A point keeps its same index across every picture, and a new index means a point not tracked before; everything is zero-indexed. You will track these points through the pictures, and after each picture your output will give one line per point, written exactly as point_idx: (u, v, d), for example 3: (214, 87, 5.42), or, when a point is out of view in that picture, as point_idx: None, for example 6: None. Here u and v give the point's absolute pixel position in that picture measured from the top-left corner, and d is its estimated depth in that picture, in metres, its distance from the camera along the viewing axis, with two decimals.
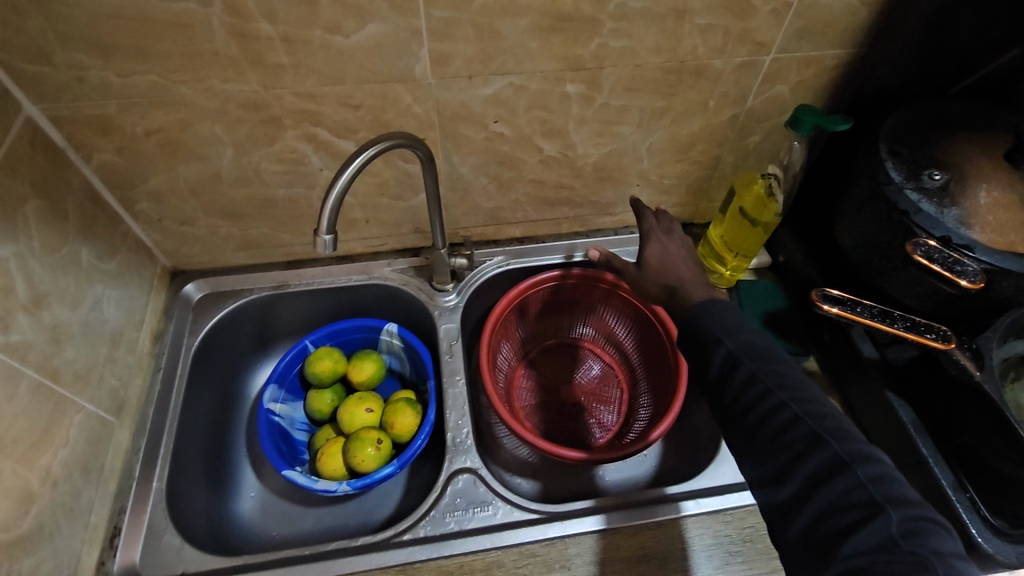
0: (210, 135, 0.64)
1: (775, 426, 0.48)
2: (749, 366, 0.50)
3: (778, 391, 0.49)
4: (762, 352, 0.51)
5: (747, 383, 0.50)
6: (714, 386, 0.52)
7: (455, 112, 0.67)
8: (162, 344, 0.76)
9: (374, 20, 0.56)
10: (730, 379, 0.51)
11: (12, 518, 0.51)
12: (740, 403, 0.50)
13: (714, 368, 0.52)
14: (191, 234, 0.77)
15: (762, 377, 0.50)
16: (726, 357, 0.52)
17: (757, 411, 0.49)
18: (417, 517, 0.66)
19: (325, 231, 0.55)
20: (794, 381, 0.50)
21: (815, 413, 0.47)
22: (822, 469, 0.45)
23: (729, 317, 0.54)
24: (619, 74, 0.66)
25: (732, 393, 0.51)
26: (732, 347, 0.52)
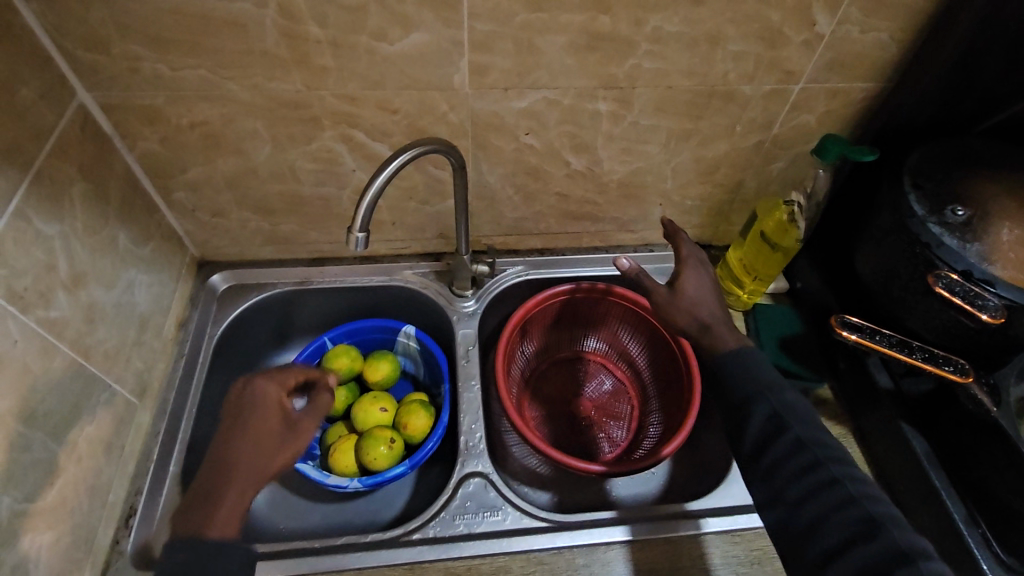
0: (251, 131, 0.67)
1: (826, 501, 0.50)
2: (795, 432, 0.53)
3: (832, 465, 0.51)
4: (804, 416, 0.54)
5: (794, 451, 0.52)
6: (752, 453, 0.54)
7: (488, 122, 0.69)
8: (186, 331, 0.78)
9: (419, 30, 0.58)
10: (777, 439, 0.53)
11: (37, 489, 0.52)
12: (786, 470, 0.52)
13: (756, 430, 0.54)
14: (222, 225, 0.79)
15: (810, 447, 0.52)
16: (773, 417, 0.54)
17: (806, 481, 0.51)
18: (427, 518, 0.66)
19: (359, 229, 0.56)
20: (836, 452, 0.53)
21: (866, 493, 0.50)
22: (879, 552, 0.46)
23: (763, 371, 0.57)
24: (650, 94, 0.68)
25: (778, 458, 0.53)
26: (778, 408, 0.54)
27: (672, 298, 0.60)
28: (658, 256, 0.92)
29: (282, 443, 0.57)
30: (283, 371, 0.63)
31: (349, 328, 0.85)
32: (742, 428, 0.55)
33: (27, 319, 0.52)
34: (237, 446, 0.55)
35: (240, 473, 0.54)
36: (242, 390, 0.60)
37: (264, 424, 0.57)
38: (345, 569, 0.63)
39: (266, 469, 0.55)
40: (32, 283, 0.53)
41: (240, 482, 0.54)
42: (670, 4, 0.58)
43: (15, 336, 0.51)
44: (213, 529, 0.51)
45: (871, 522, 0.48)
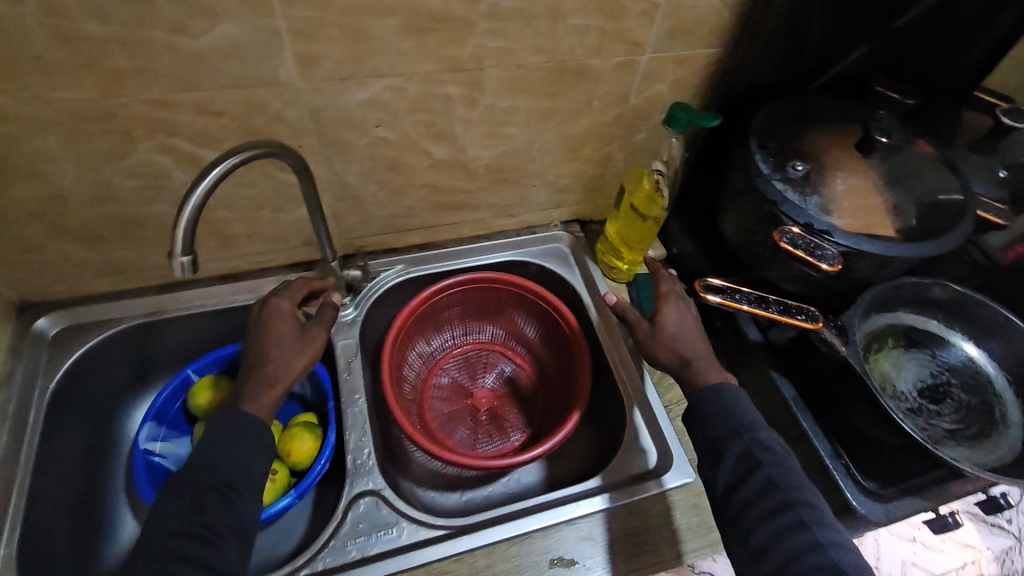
0: (45, 151, 0.57)
1: (792, 540, 0.52)
2: (765, 470, 0.56)
3: (803, 508, 0.54)
4: (779, 457, 0.57)
5: (763, 492, 0.55)
6: (722, 495, 0.57)
7: (332, 117, 0.63)
8: (8, 389, 0.67)
9: (225, 21, 0.51)
10: (747, 480, 0.56)
11: None
12: (753, 512, 0.54)
13: (728, 468, 0.57)
14: (39, 261, 0.68)
15: (783, 489, 0.55)
16: (744, 454, 0.57)
17: (774, 522, 0.53)
18: (315, 550, 0.62)
19: (181, 252, 0.49)
20: (810, 496, 0.55)
21: (839, 542, 0.52)
22: None
23: (733, 409, 0.60)
24: (501, 75, 0.65)
25: (747, 499, 0.55)
26: (749, 445, 0.57)
27: (654, 334, 0.67)
28: (541, 237, 0.91)
29: (300, 346, 0.62)
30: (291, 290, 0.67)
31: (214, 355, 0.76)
32: (717, 465, 0.58)
33: None
34: (263, 350, 0.60)
35: (270, 368, 0.59)
36: (258, 308, 0.64)
37: (280, 331, 0.62)
38: None
39: (287, 371, 0.60)
40: None
41: (267, 375, 0.59)
42: None
43: None
44: (249, 406, 0.56)
45: (835, 567, 0.50)
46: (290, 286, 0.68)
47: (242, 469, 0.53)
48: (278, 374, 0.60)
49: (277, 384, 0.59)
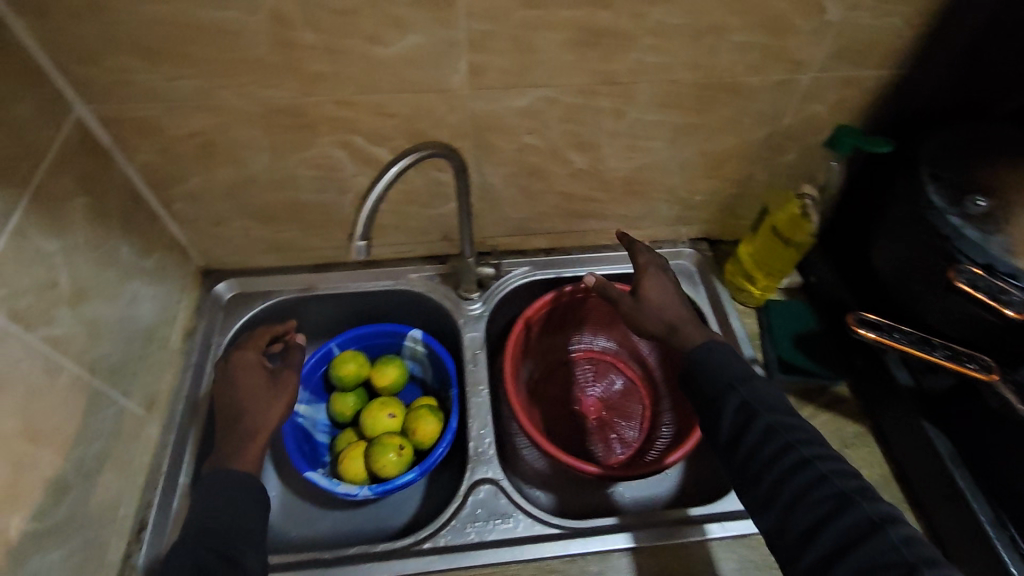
0: (248, 140, 0.65)
1: (799, 480, 0.51)
2: (763, 418, 0.55)
3: (803, 447, 0.53)
4: (772, 404, 0.56)
5: (764, 436, 0.54)
6: (728, 444, 0.56)
7: (489, 123, 0.67)
8: (192, 340, 0.77)
9: (413, 32, 0.57)
10: (749, 428, 0.55)
11: (46, 507, 0.51)
12: (761, 456, 0.53)
13: (728, 419, 0.56)
14: (224, 234, 0.78)
15: (782, 434, 0.53)
16: (741, 406, 0.56)
17: (781, 466, 0.52)
18: (437, 526, 0.66)
19: (360, 236, 0.56)
20: (804, 432, 0.54)
21: (839, 472, 0.51)
22: (856, 526, 0.47)
23: (727, 365, 0.59)
24: (654, 90, 0.66)
25: (747, 446, 0.54)
26: (745, 397, 0.56)
27: (639, 305, 0.65)
28: (667, 253, 0.90)
29: (275, 394, 0.68)
30: (250, 343, 0.71)
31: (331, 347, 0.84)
32: (717, 420, 0.57)
33: (29, 339, 0.51)
34: (239, 404, 0.66)
35: (244, 424, 0.64)
36: (224, 364, 0.69)
37: (253, 383, 0.68)
38: None
39: (266, 421, 0.65)
40: (32, 301, 0.52)
41: (246, 429, 0.64)
42: None
43: (17, 357, 0.49)
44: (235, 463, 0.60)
45: (844, 497, 0.49)
46: (252, 337, 0.72)
47: (237, 525, 0.55)
48: (257, 425, 0.64)
49: (257, 437, 0.64)
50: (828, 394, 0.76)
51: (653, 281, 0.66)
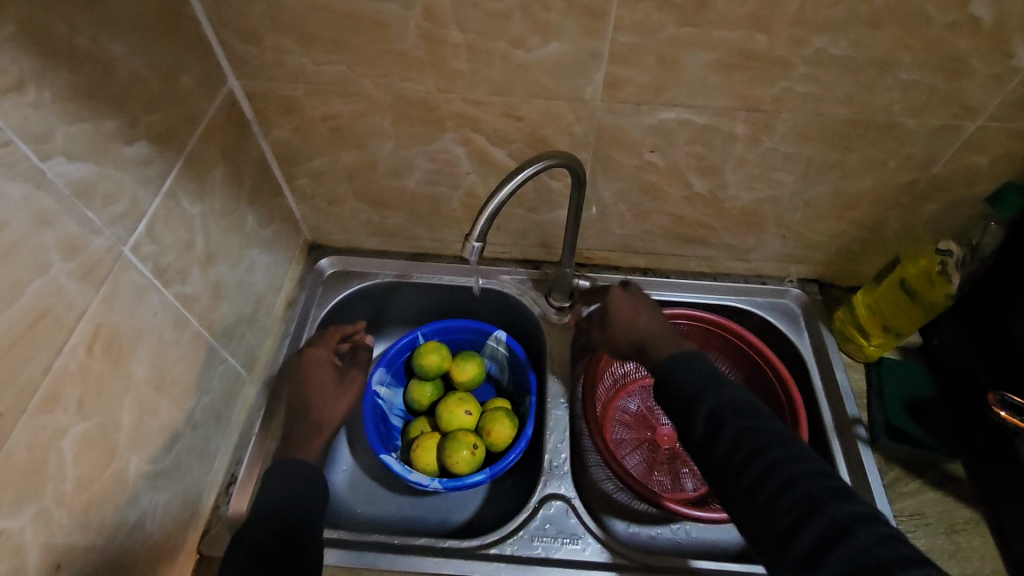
0: (376, 128, 0.67)
1: (772, 485, 0.48)
2: (733, 425, 0.53)
3: (772, 450, 0.50)
4: (743, 411, 0.54)
5: (734, 442, 0.52)
6: (702, 445, 0.54)
7: (613, 137, 0.66)
8: (293, 310, 0.81)
9: (559, 39, 0.56)
10: (717, 434, 0.53)
11: (160, 451, 0.55)
12: (734, 461, 0.51)
13: (699, 426, 0.54)
14: (336, 214, 0.81)
15: (750, 439, 0.52)
16: (709, 414, 0.54)
17: (753, 469, 0.50)
18: (505, 534, 0.65)
19: (476, 238, 0.57)
20: (775, 434, 0.52)
21: (808, 473, 0.48)
22: (829, 528, 0.44)
23: (703, 373, 0.59)
24: (797, 120, 0.62)
25: (720, 450, 0.52)
26: (713, 404, 0.55)
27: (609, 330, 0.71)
28: (772, 289, 0.86)
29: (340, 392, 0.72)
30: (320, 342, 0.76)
31: (421, 331, 0.86)
32: (687, 425, 0.56)
33: (167, 293, 0.55)
34: (308, 398, 0.70)
35: (314, 415, 0.68)
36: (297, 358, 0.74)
37: (322, 380, 0.72)
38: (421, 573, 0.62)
39: (331, 415, 0.69)
40: (173, 259, 0.55)
41: (313, 421, 0.68)
42: (843, 25, 0.53)
43: (156, 309, 0.53)
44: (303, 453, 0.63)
45: (813, 499, 0.46)
46: (324, 334, 0.77)
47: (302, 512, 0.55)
48: (322, 419, 0.68)
49: (323, 430, 0.67)
50: (939, 470, 0.70)
51: (622, 300, 0.73)
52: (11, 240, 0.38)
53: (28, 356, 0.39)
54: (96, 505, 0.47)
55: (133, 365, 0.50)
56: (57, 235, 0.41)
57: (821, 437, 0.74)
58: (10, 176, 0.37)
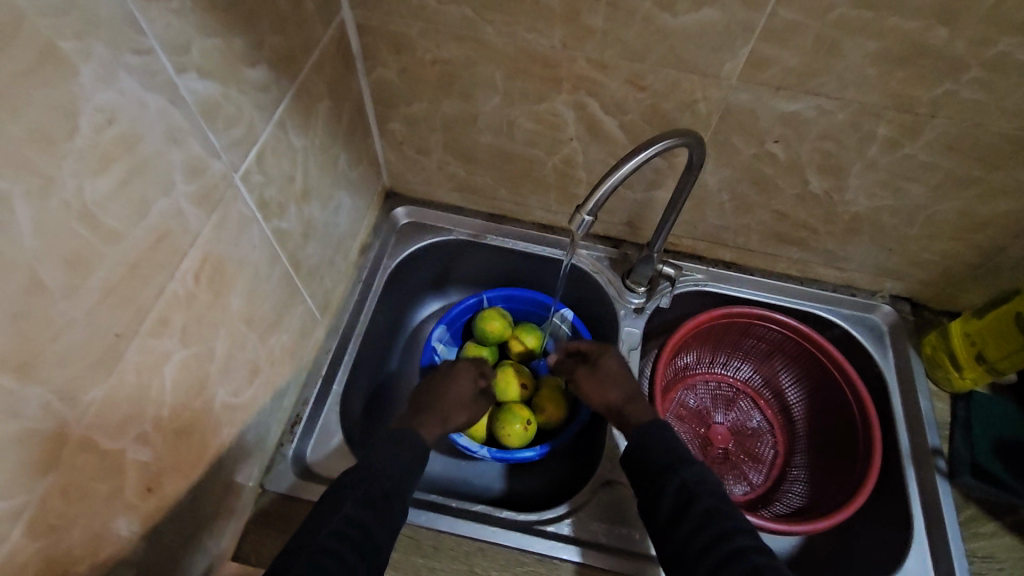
0: (487, 79, 0.63)
1: (732, 570, 0.48)
2: (702, 502, 0.53)
3: (738, 536, 0.50)
4: (713, 488, 0.55)
5: (701, 522, 0.52)
6: (667, 521, 0.54)
7: (739, 121, 0.61)
8: (366, 257, 0.79)
9: (712, 6, 0.51)
10: (685, 511, 0.53)
11: (243, 386, 0.54)
12: (698, 540, 0.51)
13: (666, 501, 0.54)
14: (422, 163, 0.78)
15: (717, 521, 0.51)
16: (680, 487, 0.55)
17: (715, 552, 0.50)
18: (562, 513, 0.65)
19: (588, 212, 0.53)
20: (738, 517, 0.52)
21: (768, 565, 0.48)
22: None
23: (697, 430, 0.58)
24: (950, 128, 0.56)
25: (685, 528, 0.52)
26: (687, 477, 0.55)
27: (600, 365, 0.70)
28: (861, 303, 0.81)
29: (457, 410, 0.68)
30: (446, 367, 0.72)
31: (488, 294, 0.84)
32: (655, 497, 0.56)
33: (266, 227, 0.53)
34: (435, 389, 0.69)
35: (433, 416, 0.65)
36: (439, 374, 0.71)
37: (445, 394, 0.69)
38: (477, 540, 0.62)
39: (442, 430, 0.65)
40: (276, 192, 0.53)
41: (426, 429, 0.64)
42: None
43: (255, 243, 0.51)
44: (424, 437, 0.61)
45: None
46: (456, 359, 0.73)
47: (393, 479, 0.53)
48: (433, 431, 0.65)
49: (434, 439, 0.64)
50: (1019, 516, 0.67)
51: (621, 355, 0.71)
52: (144, 153, 0.36)
53: (147, 278, 0.38)
54: (185, 433, 0.47)
55: (230, 298, 0.49)
56: (183, 154, 0.39)
57: (895, 463, 0.72)
58: (148, 88, 0.35)
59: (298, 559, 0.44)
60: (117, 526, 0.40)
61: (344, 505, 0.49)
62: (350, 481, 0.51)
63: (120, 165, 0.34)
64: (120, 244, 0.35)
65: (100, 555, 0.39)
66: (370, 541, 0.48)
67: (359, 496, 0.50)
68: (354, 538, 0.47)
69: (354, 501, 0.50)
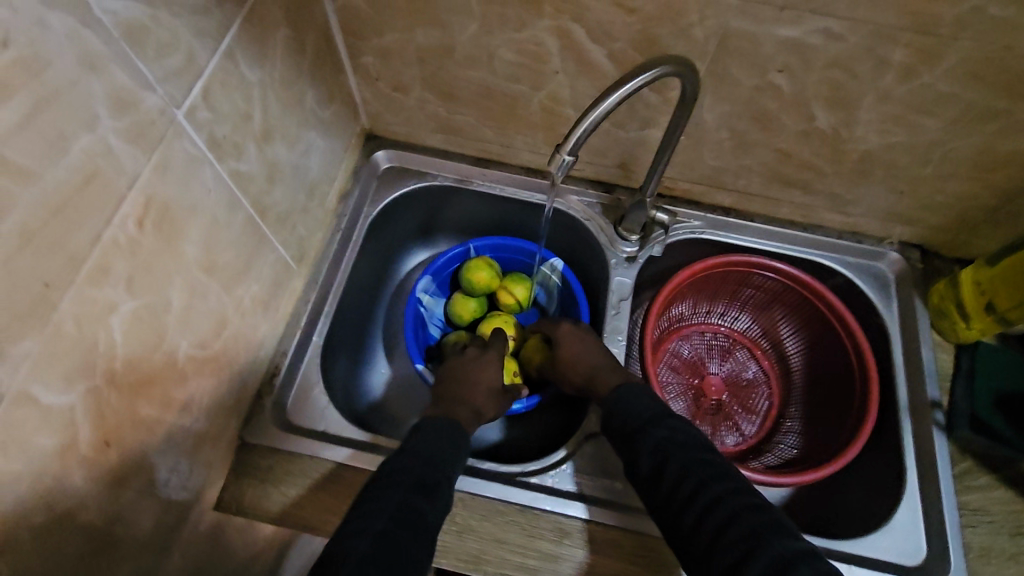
0: (461, 3, 0.57)
1: (714, 522, 0.47)
2: (677, 458, 0.52)
3: (715, 483, 0.49)
4: (686, 441, 0.54)
5: (679, 477, 0.51)
6: (648, 482, 0.53)
7: (739, 48, 0.55)
8: (345, 204, 0.76)
9: None
10: (662, 469, 0.52)
11: (209, 337, 0.53)
12: (678, 498, 0.50)
13: (645, 460, 0.54)
14: (400, 102, 0.73)
15: (695, 473, 0.51)
16: (654, 446, 0.54)
17: (695, 505, 0.49)
18: (545, 465, 0.64)
19: (568, 152, 0.50)
20: (718, 463, 0.52)
21: (747, 507, 0.47)
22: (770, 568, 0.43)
23: None
24: (976, 52, 0.50)
25: (665, 484, 0.52)
26: (659, 437, 0.54)
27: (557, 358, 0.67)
28: (867, 251, 0.77)
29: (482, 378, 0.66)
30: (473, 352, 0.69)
31: (475, 243, 0.81)
32: (634, 461, 0.55)
33: (221, 170, 0.49)
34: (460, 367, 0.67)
35: None
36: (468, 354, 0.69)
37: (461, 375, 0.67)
38: (459, 491, 0.61)
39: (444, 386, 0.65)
40: (229, 130, 0.49)
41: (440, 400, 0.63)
42: None
43: (210, 186, 0.48)
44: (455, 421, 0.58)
45: (754, 535, 0.45)
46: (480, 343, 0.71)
47: (433, 461, 0.52)
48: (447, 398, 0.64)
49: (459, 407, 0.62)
50: (1015, 469, 0.65)
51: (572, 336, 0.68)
52: (54, 82, 0.32)
53: (75, 222, 0.35)
54: (145, 386, 0.45)
55: (185, 245, 0.46)
56: (105, 85, 0.35)
57: (891, 415, 0.69)
58: (51, 7, 0.31)
59: (357, 539, 0.41)
60: (71, 479, 0.40)
61: (397, 490, 0.47)
62: (401, 465, 0.50)
63: (25, 94, 0.31)
64: (39, 183, 0.32)
65: (55, 508, 0.39)
66: (420, 520, 0.45)
67: (413, 482, 0.48)
68: (415, 522, 0.45)
69: (406, 487, 0.47)
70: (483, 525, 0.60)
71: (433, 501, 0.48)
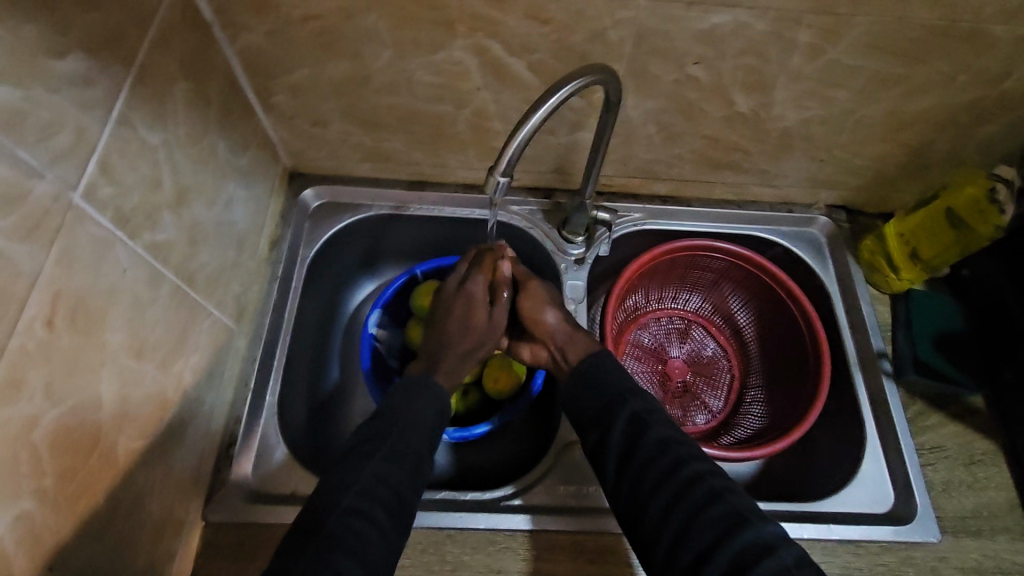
0: (371, 31, 0.55)
1: (692, 501, 0.48)
2: (654, 432, 0.52)
3: (696, 462, 0.51)
4: (663, 415, 0.54)
5: (657, 453, 0.51)
6: (620, 458, 0.53)
7: (655, 46, 0.56)
8: (278, 251, 0.72)
9: None
10: (638, 445, 0.52)
11: (152, 423, 0.49)
12: (653, 474, 0.50)
13: (620, 433, 0.53)
14: (321, 136, 0.70)
15: (672, 449, 0.51)
16: (632, 419, 0.53)
17: (673, 483, 0.49)
18: (528, 483, 0.63)
19: (502, 172, 0.49)
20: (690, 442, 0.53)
21: (725, 489, 0.49)
22: (752, 547, 0.45)
23: None
24: (872, 25, 0.53)
25: (640, 461, 0.51)
26: (636, 407, 0.54)
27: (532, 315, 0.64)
28: (798, 218, 0.81)
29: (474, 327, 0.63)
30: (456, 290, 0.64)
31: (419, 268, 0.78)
32: (605, 433, 0.54)
33: (135, 245, 0.45)
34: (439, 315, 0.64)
35: None
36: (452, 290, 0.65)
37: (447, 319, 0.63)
38: (445, 528, 0.60)
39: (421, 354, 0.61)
40: (139, 201, 0.45)
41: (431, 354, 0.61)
42: None
43: (125, 265, 0.44)
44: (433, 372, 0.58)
45: (735, 515, 0.47)
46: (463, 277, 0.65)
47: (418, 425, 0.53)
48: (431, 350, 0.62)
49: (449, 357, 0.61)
50: (959, 403, 0.70)
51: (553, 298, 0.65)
52: None
53: None
54: (87, 492, 0.41)
55: (108, 333, 0.42)
56: None
57: (844, 371, 0.73)
58: None
59: (339, 552, 0.42)
60: None
61: (370, 463, 0.49)
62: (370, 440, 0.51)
63: None
64: None
65: None
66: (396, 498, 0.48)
67: (386, 451, 0.50)
68: (383, 495, 0.47)
69: (379, 458, 0.49)
70: (475, 558, 0.58)
71: (406, 469, 0.50)
